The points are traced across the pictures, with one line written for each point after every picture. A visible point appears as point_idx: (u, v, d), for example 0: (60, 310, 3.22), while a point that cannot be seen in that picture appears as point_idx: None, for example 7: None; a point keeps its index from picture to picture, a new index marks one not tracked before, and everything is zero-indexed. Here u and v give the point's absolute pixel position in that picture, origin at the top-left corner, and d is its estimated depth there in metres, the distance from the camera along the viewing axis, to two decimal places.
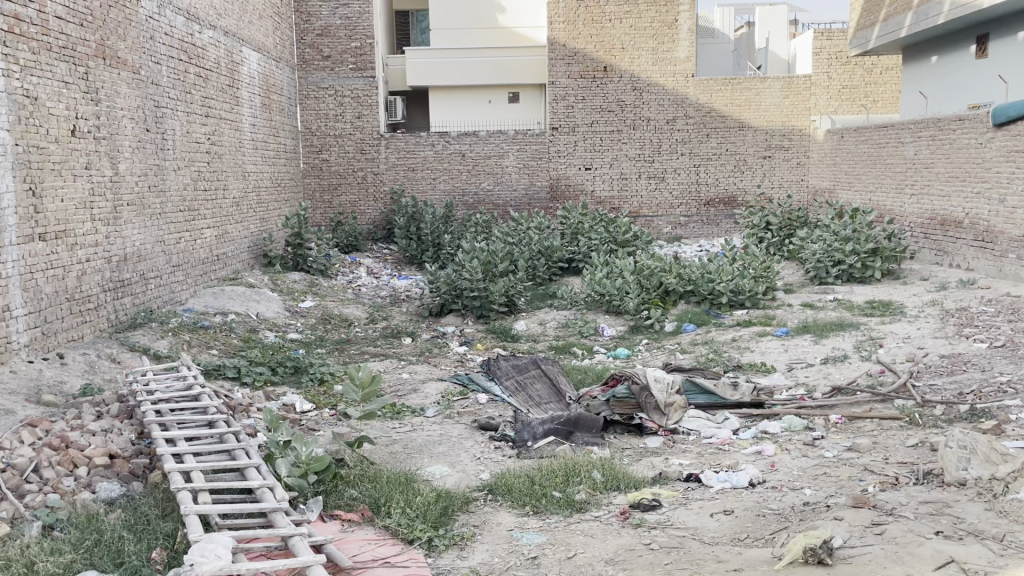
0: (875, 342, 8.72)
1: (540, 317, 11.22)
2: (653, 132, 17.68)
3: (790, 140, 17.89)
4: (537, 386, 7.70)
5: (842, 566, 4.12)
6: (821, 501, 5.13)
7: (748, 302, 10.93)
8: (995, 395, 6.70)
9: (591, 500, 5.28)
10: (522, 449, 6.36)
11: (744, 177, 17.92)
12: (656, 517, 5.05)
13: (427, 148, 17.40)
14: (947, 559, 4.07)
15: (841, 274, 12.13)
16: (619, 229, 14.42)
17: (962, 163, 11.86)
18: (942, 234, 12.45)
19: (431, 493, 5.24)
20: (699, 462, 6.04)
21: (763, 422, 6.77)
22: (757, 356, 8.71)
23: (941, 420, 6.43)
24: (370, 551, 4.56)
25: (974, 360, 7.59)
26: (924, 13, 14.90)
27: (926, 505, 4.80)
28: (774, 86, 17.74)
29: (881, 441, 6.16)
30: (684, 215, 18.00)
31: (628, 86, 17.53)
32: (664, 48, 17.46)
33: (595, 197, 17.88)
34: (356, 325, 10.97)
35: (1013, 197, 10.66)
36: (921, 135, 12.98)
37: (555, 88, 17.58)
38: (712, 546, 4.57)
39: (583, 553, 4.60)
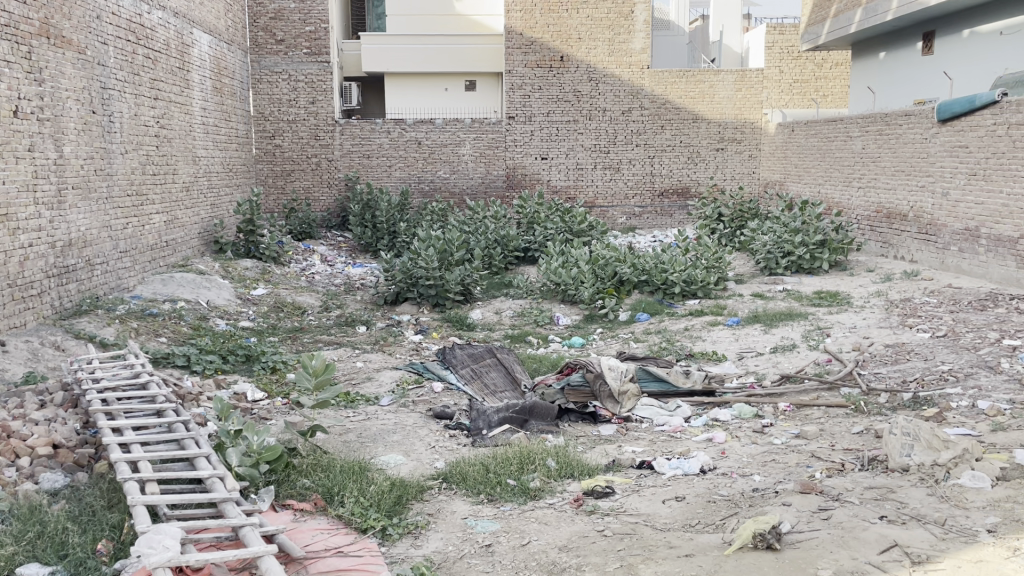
0: (822, 331, 8.91)
1: (495, 305, 11.24)
2: (608, 123, 17.79)
3: (743, 133, 18.14)
4: (492, 374, 7.73)
5: (790, 551, 4.22)
6: (769, 487, 5.25)
7: (701, 292, 11.09)
8: (937, 383, 6.91)
9: (546, 487, 5.33)
10: (477, 437, 6.36)
11: (697, 169, 18.12)
12: (609, 504, 5.11)
13: (383, 135, 17.22)
14: (890, 543, 4.19)
15: (790, 264, 12.34)
16: (575, 219, 14.50)
17: (908, 158, 12.15)
18: (887, 227, 12.77)
19: (385, 481, 5.23)
20: (651, 449, 6.13)
21: (714, 410, 6.89)
22: (709, 345, 8.84)
23: (885, 407, 6.62)
24: (323, 541, 4.53)
25: (917, 349, 7.81)
26: (873, 9, 15.19)
27: (871, 490, 4.94)
28: (727, 79, 17.96)
29: (827, 428, 6.31)
30: (638, 206, 18.16)
31: (585, 76, 17.60)
32: (619, 39, 17.57)
33: (552, 186, 17.93)
34: (310, 313, 10.87)
35: (956, 192, 10.98)
36: (868, 130, 13.28)
37: (512, 76, 17.53)
38: (664, 532, 4.65)
39: (539, 539, 4.65)
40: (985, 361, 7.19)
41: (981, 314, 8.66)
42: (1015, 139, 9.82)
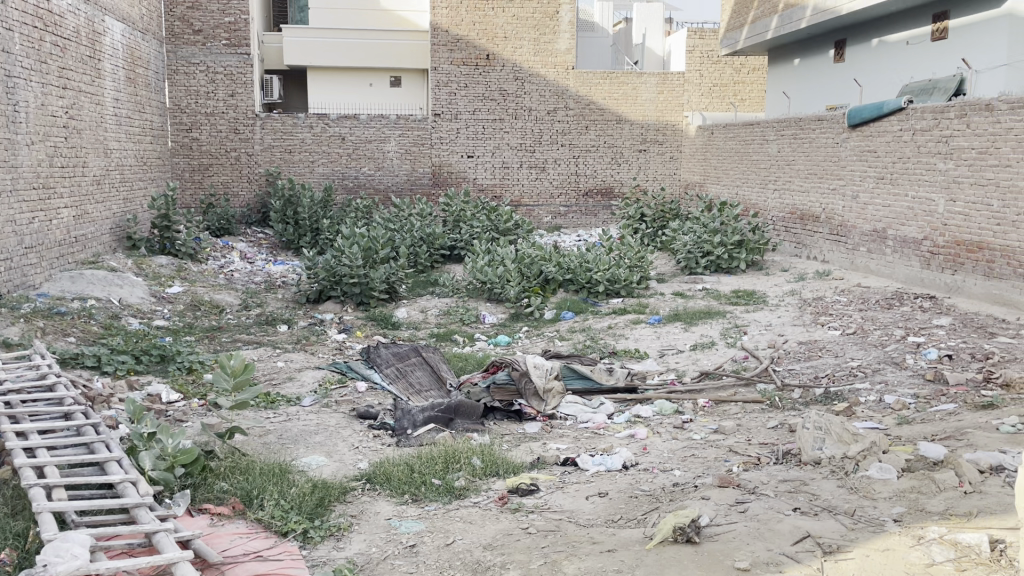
0: (739, 329, 9.16)
1: (420, 304, 11.18)
2: (534, 122, 17.90)
3: (664, 135, 18.49)
4: (417, 373, 7.66)
5: (708, 544, 4.32)
6: (689, 481, 5.37)
7: (624, 290, 11.26)
8: (847, 378, 7.19)
9: (471, 486, 5.32)
10: (402, 437, 6.29)
11: (620, 169, 18.41)
12: (534, 501, 5.14)
13: (305, 130, 16.90)
14: (804, 534, 4.32)
15: (709, 264, 12.64)
16: (501, 217, 14.53)
17: (821, 161, 12.59)
18: (800, 228, 13.21)
19: (307, 484, 5.13)
20: (575, 446, 6.18)
21: (636, 406, 7.00)
22: (631, 343, 8.99)
23: (799, 402, 6.84)
24: (241, 545, 4.42)
25: (828, 346, 8.11)
26: (788, 16, 15.78)
27: (785, 483, 5.10)
28: (650, 82, 18.28)
29: (744, 424, 6.49)
30: (564, 206, 18.33)
31: (511, 76, 17.67)
32: (545, 39, 17.70)
33: (477, 184, 17.93)
34: (229, 311, 10.59)
35: (865, 195, 11.45)
36: (783, 134, 13.71)
37: (437, 74, 17.46)
38: (588, 528, 4.70)
39: (463, 539, 4.63)
40: (892, 358, 7.51)
41: (887, 312, 9.05)
42: (919, 144, 10.26)
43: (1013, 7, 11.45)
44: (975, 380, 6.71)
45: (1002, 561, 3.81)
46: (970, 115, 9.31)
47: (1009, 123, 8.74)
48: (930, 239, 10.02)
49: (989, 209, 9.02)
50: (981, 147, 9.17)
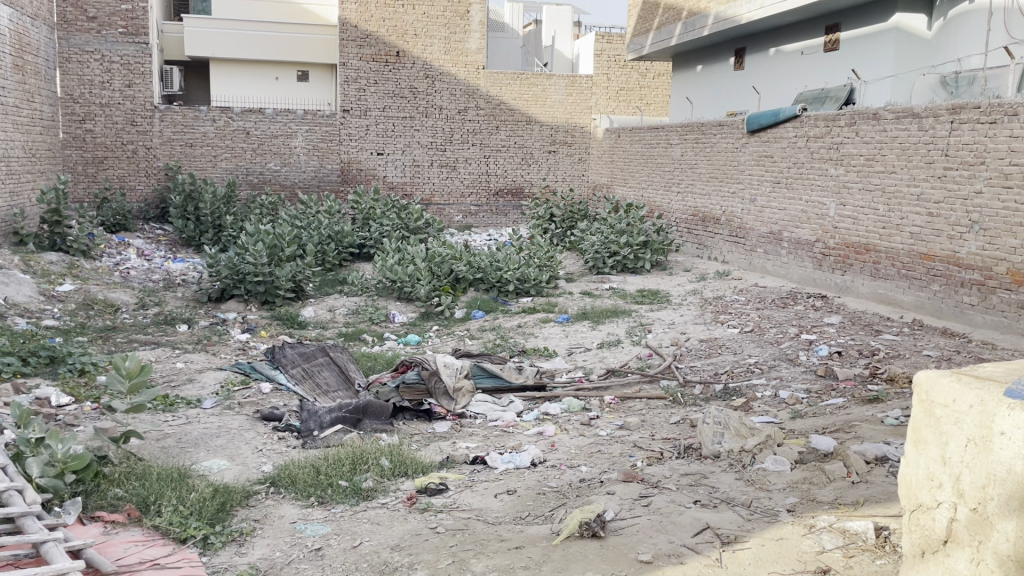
0: (644, 327, 9.39)
1: (328, 303, 11.00)
2: (445, 121, 17.87)
3: (573, 136, 18.76)
4: (325, 373, 7.52)
5: (613, 538, 4.41)
6: (595, 476, 5.47)
7: (533, 290, 11.38)
8: (745, 374, 7.48)
9: (378, 487, 5.27)
10: (308, 439, 6.17)
11: (530, 170, 18.58)
12: (442, 500, 5.14)
13: (207, 123, 16.37)
14: (704, 526, 4.46)
15: (616, 264, 12.89)
16: (411, 216, 14.46)
17: (721, 165, 13.02)
18: (702, 229, 13.63)
19: (207, 488, 4.98)
20: (484, 445, 6.20)
21: (545, 404, 7.08)
22: (540, 341, 9.09)
23: (700, 398, 7.06)
24: (137, 554, 4.26)
25: (727, 343, 8.40)
26: (691, 24, 16.34)
27: (686, 477, 5.27)
28: (559, 84, 18.54)
29: (648, 419, 6.66)
30: (474, 205, 18.36)
31: (421, 73, 17.59)
32: (455, 37, 17.71)
33: (387, 182, 17.75)
34: (125, 311, 10.16)
35: (762, 198, 11.90)
36: (686, 138, 14.12)
37: (346, 69, 17.22)
38: (496, 526, 4.73)
39: (370, 541, 4.58)
40: (786, 354, 7.84)
41: (782, 311, 9.44)
42: (812, 151, 10.72)
43: (899, 22, 12.10)
44: (862, 375, 7.08)
45: (885, 547, 4.02)
46: (859, 123, 9.79)
47: (894, 132, 9.23)
48: (822, 241, 10.51)
49: (876, 214, 9.53)
50: (868, 154, 9.66)
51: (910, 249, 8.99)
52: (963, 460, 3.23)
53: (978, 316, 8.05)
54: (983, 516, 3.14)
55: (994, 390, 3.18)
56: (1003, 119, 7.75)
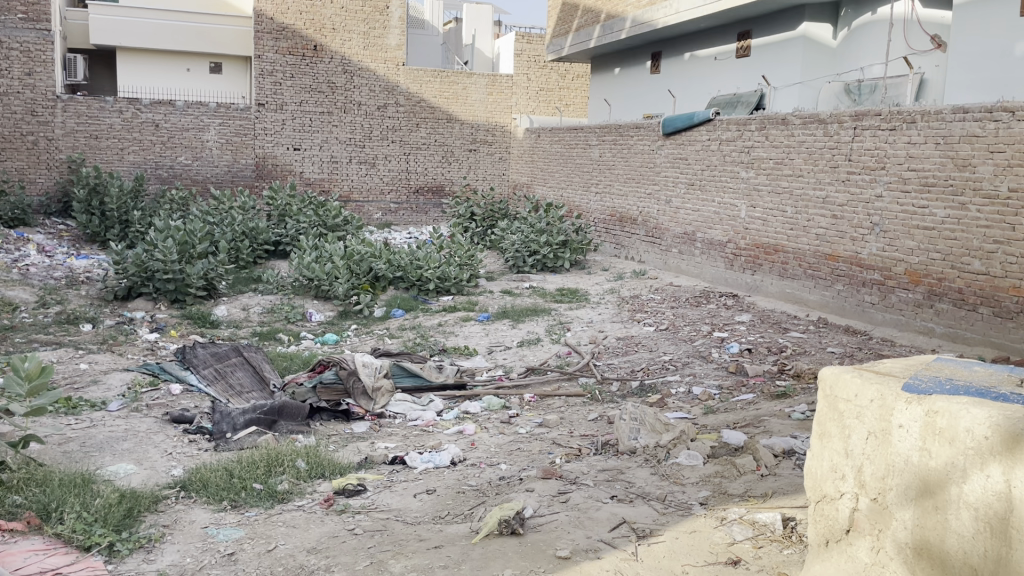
0: (563, 325, 9.50)
1: (242, 301, 10.72)
2: (364, 117, 17.65)
3: (494, 135, 18.82)
4: (238, 373, 7.31)
5: (531, 534, 4.44)
6: (514, 474, 5.50)
7: (454, 288, 11.36)
8: (660, 371, 7.65)
9: (295, 489, 5.17)
10: (221, 441, 6.00)
11: (450, 168, 18.54)
12: (360, 502, 5.08)
13: (114, 115, 15.73)
14: (620, 521, 4.54)
15: (536, 263, 12.97)
16: (329, 212, 14.25)
17: (638, 166, 13.26)
18: (619, 229, 13.87)
19: (113, 494, 4.78)
20: (403, 444, 6.16)
21: (465, 403, 7.08)
22: (461, 340, 9.07)
23: (617, 395, 7.18)
24: (37, 563, 4.06)
25: (644, 341, 8.57)
26: (609, 27, 16.58)
27: (603, 473, 5.35)
28: (480, 83, 18.57)
29: (567, 417, 6.73)
30: (394, 202, 18.20)
31: (339, 68, 17.34)
32: (375, 33, 17.53)
33: (304, 178, 17.42)
34: (24, 309, 9.66)
35: (677, 200, 12.18)
36: (604, 139, 14.32)
37: (261, 62, 16.83)
38: (415, 525, 4.70)
39: (285, 544, 4.49)
40: (699, 352, 8.05)
41: (696, 309, 9.69)
42: (724, 154, 11.03)
43: (807, 31, 12.56)
44: (771, 371, 7.33)
45: (792, 537, 4.18)
46: (769, 128, 10.11)
47: (801, 137, 9.56)
48: (734, 242, 10.84)
49: (784, 216, 9.87)
50: (776, 158, 10.00)
51: (816, 249, 9.36)
52: (865, 452, 3.38)
53: (878, 314, 8.44)
54: (883, 506, 3.30)
55: (892, 386, 3.34)
56: (902, 126, 8.12)
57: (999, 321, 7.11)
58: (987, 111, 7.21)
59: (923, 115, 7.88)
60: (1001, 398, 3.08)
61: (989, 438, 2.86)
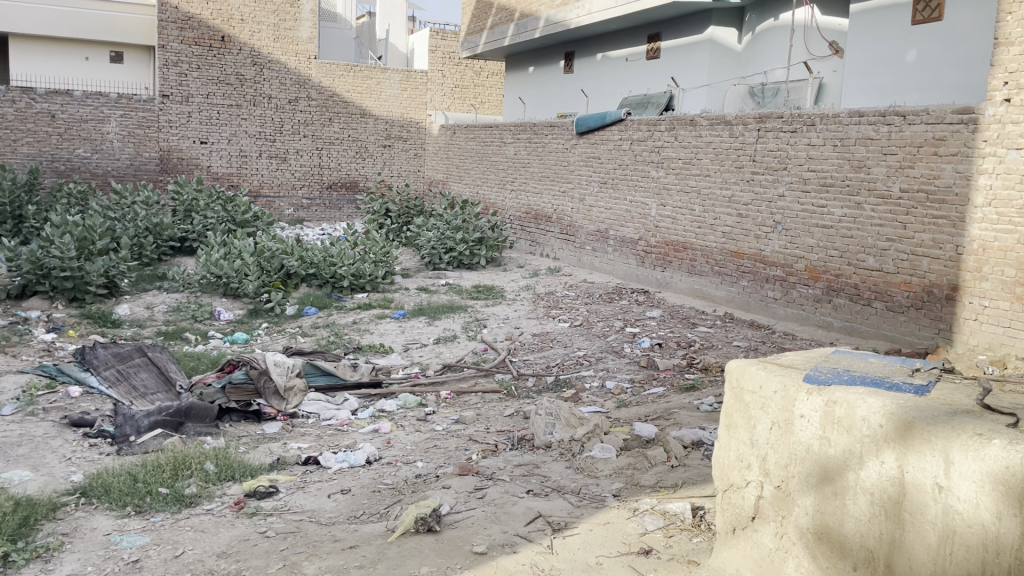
0: (480, 322, 9.53)
1: (146, 300, 10.33)
2: (274, 111, 17.26)
3: (408, 131, 18.68)
4: (142, 374, 7.02)
5: (448, 531, 4.44)
6: (431, 471, 5.49)
7: (369, 285, 11.24)
8: (575, 366, 7.76)
9: (203, 493, 5.03)
10: (123, 445, 5.78)
11: (365, 164, 18.31)
12: (272, 504, 4.98)
13: (6, 104, 14.93)
14: (536, 514, 4.60)
15: (452, 260, 12.96)
16: (238, 208, 13.89)
17: (553, 165, 13.39)
18: (535, 227, 14.00)
19: (7, 502, 4.55)
20: (317, 444, 6.07)
21: (380, 401, 7.02)
22: (376, 338, 8.98)
23: (533, 391, 7.25)
24: None
25: (558, 337, 8.68)
26: (523, 26, 16.71)
27: (519, 468, 5.40)
28: (394, 78, 18.42)
29: (483, 413, 6.75)
30: (306, 198, 17.84)
31: (248, 60, 16.90)
32: (285, 25, 17.18)
33: (212, 172, 16.91)
34: None
35: (590, 198, 12.37)
36: (519, 137, 14.42)
37: (165, 52, 16.24)
38: (329, 526, 4.64)
39: (193, 549, 4.37)
40: (613, 347, 8.22)
41: (609, 305, 9.87)
42: (635, 153, 11.26)
43: (714, 34, 12.91)
44: (681, 365, 7.53)
45: (701, 526, 4.31)
46: (678, 129, 10.38)
47: (708, 138, 9.84)
48: (645, 240, 11.08)
49: (692, 214, 10.16)
50: (685, 157, 10.27)
51: (722, 247, 9.66)
52: (769, 442, 3.53)
53: (780, 309, 8.78)
54: (786, 493, 3.45)
55: (794, 377, 3.49)
56: (802, 128, 8.47)
57: (892, 314, 7.50)
58: (880, 115, 7.59)
59: (822, 118, 8.23)
60: (894, 387, 3.27)
61: (884, 426, 3.02)
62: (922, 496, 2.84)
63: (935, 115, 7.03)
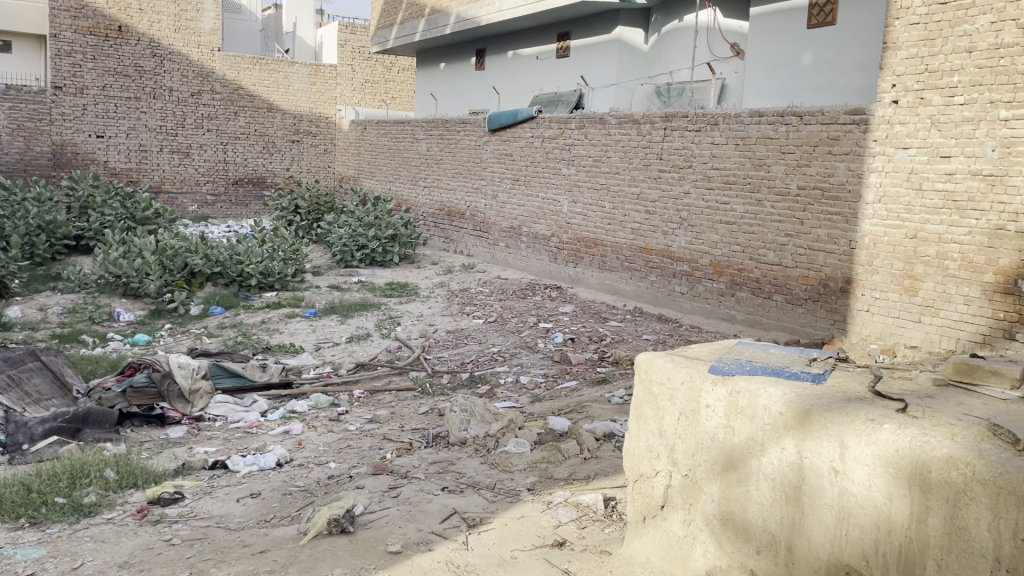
0: (393, 320, 9.46)
1: (39, 301, 9.83)
2: (176, 104, 16.65)
3: (317, 126, 18.35)
4: (35, 379, 6.62)
5: (362, 532, 4.40)
6: (344, 472, 5.42)
7: (278, 284, 10.99)
8: (489, 362, 7.79)
9: (103, 501, 4.83)
10: (15, 455, 5.50)
11: (272, 159, 17.90)
12: (177, 510, 4.82)
13: None
14: (451, 511, 4.60)
15: (364, 257, 12.79)
16: (138, 205, 13.34)
17: (465, 161, 13.39)
18: (448, 224, 13.99)
19: None
20: (225, 448, 5.91)
21: (291, 402, 6.88)
22: (286, 338, 8.79)
23: (447, 387, 7.23)
24: None
25: (473, 333, 8.70)
26: (433, 22, 16.64)
27: (434, 465, 5.39)
28: (301, 72, 18.08)
29: (397, 411, 6.70)
30: (211, 194, 17.32)
31: (147, 51, 16.24)
32: (187, 15, 16.60)
33: (109, 168, 16.19)
34: None
35: (503, 195, 12.43)
36: (431, 133, 14.36)
37: (57, 41, 15.45)
38: (238, 531, 4.52)
39: (93, 560, 4.18)
40: (526, 342, 8.28)
41: (522, 301, 9.94)
42: (547, 151, 11.36)
43: (621, 34, 13.17)
44: (593, 359, 7.65)
45: (613, 516, 4.39)
46: (588, 127, 10.52)
47: (617, 136, 10.02)
48: (557, 236, 11.22)
49: (602, 211, 10.34)
50: (595, 155, 10.43)
51: (631, 243, 9.87)
52: (676, 432, 3.63)
53: (687, 303, 9.03)
54: (693, 481, 3.55)
55: (700, 368, 3.60)
56: (706, 127, 8.72)
57: (791, 306, 7.81)
58: (779, 115, 7.88)
59: (724, 118, 8.50)
60: (792, 376, 3.41)
61: (784, 414, 3.15)
62: (820, 480, 2.98)
63: (830, 115, 7.35)
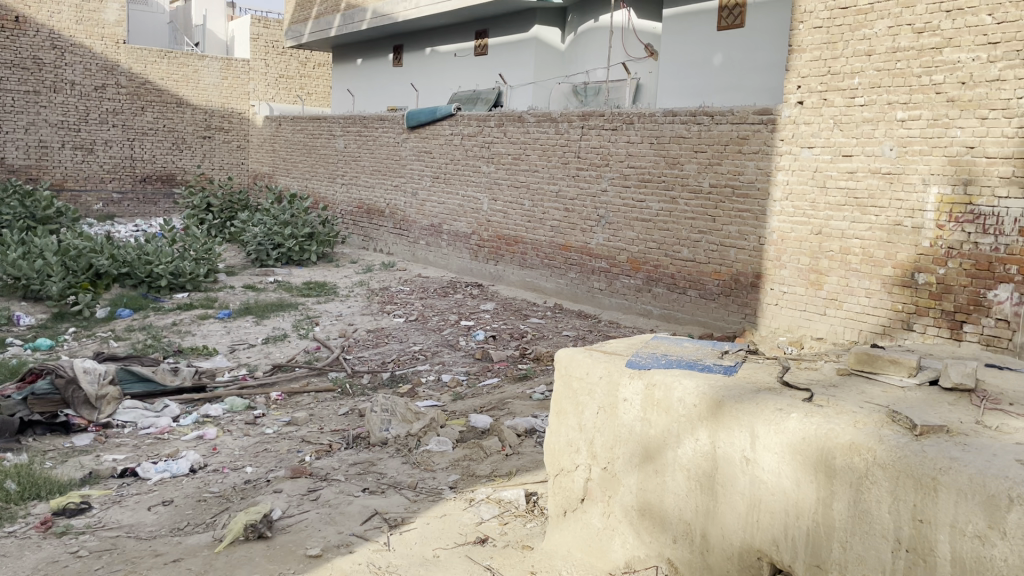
0: (311, 319, 9.29)
1: None
2: (78, 98, 15.93)
3: (230, 122, 17.88)
4: None
5: (281, 536, 4.32)
6: (262, 476, 5.30)
7: (189, 284, 10.65)
8: (410, 361, 7.74)
9: (2, 515, 4.60)
10: None
11: (182, 156, 17.35)
12: (84, 521, 4.63)
13: None
14: (372, 512, 4.55)
15: (281, 256, 12.51)
16: (38, 203, 12.71)
17: (384, 159, 13.26)
18: (367, 221, 13.84)
19: None
20: (135, 455, 5.70)
21: (204, 406, 6.67)
22: (199, 340, 8.54)
23: (368, 387, 7.15)
24: None
25: (393, 332, 8.63)
26: (349, 18, 16.43)
27: (354, 466, 5.32)
28: (212, 66, 17.57)
29: (316, 413, 6.59)
30: (117, 192, 16.67)
31: (47, 43, 15.51)
32: (89, 6, 15.93)
33: (6, 165, 15.39)
34: None
35: (422, 193, 12.36)
36: (349, 130, 14.18)
37: None
38: (150, 540, 4.38)
39: None
40: (447, 340, 8.26)
41: (443, 299, 9.91)
42: (466, 149, 11.35)
43: (538, 33, 13.26)
44: (514, 356, 7.69)
45: (534, 511, 4.43)
46: (506, 125, 10.56)
47: (536, 135, 10.09)
48: (477, 234, 11.23)
49: (522, 208, 10.40)
50: (514, 153, 10.47)
51: (551, 240, 9.96)
52: (595, 425, 3.68)
53: (605, 299, 9.17)
54: (612, 473, 3.62)
55: (617, 363, 3.67)
56: (622, 126, 8.87)
57: (705, 301, 8.02)
58: (692, 115, 8.08)
59: (639, 117, 8.67)
60: (705, 369, 3.51)
61: (698, 405, 3.24)
62: (732, 469, 3.08)
63: (739, 115, 7.58)
